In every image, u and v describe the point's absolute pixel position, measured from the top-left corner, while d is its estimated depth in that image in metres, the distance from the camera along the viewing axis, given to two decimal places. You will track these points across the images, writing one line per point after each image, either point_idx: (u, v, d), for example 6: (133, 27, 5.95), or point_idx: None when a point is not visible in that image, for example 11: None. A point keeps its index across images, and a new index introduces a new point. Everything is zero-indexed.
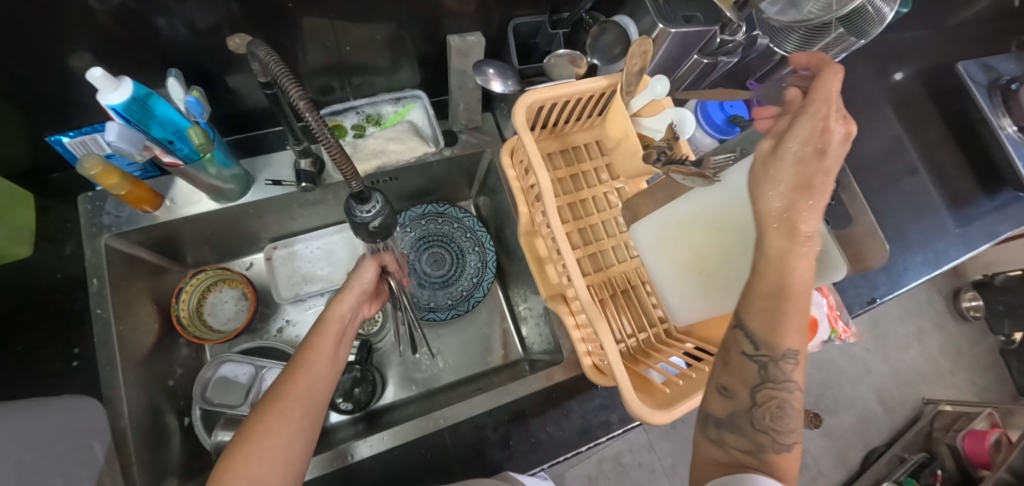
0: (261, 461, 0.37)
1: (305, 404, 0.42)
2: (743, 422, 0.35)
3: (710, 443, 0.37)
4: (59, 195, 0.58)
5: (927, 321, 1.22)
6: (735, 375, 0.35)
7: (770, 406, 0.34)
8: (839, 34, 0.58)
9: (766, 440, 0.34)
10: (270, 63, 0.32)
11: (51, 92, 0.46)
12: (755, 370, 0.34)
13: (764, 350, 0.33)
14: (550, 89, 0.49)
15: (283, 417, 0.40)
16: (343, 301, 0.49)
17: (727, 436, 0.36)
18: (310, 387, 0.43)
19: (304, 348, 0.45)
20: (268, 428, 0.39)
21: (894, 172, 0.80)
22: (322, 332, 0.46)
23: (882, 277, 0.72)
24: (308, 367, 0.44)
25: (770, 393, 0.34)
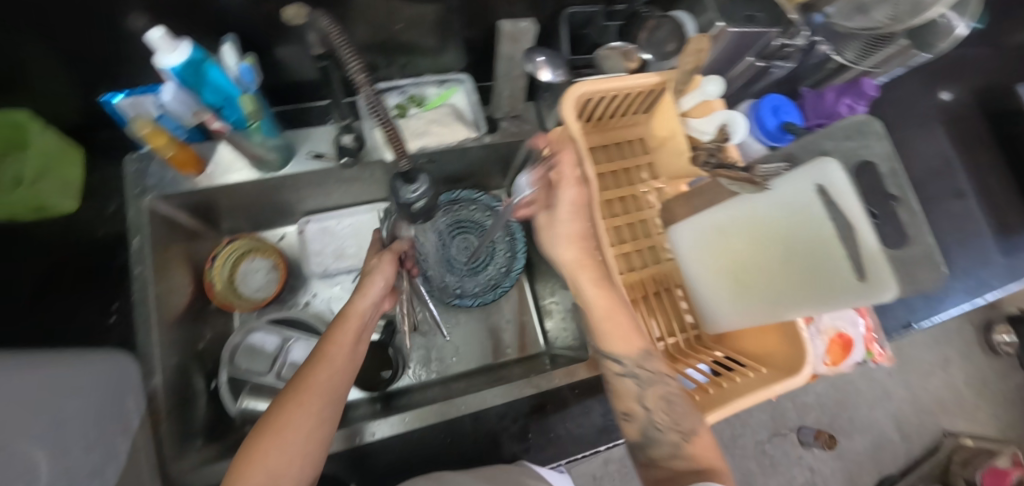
0: (280, 455, 0.38)
1: (323, 399, 0.41)
2: (653, 431, 0.46)
3: (652, 468, 0.47)
4: (105, 154, 0.59)
5: (955, 350, 1.18)
6: (623, 394, 0.48)
7: (660, 404, 0.46)
8: (903, 45, 0.55)
9: (677, 439, 0.45)
10: (334, 37, 0.35)
11: (109, 50, 0.46)
12: (632, 385, 0.47)
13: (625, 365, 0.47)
14: (601, 82, 0.48)
15: (304, 410, 0.40)
16: (366, 295, 0.48)
17: (652, 452, 0.46)
18: (330, 382, 0.43)
19: (326, 341, 0.44)
20: (288, 423, 0.39)
21: (942, 194, 0.77)
22: (345, 325, 0.46)
23: (921, 302, 0.69)
24: (330, 359, 0.44)
25: (654, 396, 0.47)
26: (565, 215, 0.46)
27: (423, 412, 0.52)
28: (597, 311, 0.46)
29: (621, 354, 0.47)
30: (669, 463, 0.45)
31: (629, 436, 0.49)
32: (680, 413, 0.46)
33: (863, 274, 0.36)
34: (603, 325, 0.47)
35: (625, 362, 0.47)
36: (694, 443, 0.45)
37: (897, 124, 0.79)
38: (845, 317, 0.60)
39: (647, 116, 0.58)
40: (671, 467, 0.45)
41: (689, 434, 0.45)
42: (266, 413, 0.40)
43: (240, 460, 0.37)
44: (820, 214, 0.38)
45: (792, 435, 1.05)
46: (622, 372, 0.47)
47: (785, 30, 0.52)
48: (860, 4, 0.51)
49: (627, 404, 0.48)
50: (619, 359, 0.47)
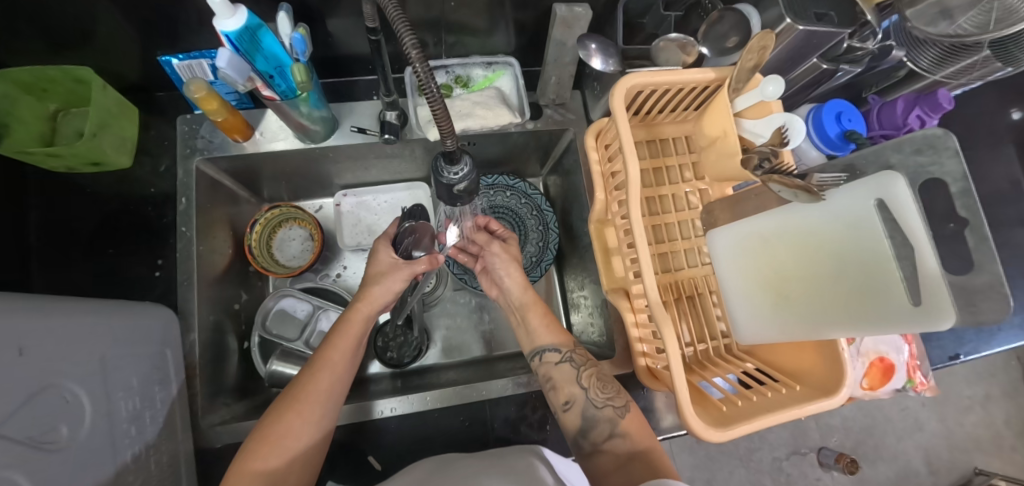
0: (279, 458, 0.41)
1: (323, 403, 0.44)
2: (592, 411, 0.48)
3: (598, 453, 0.47)
4: (159, 113, 0.61)
5: (998, 387, 1.12)
6: (564, 387, 0.50)
7: (595, 383, 0.50)
8: (984, 56, 0.51)
9: (610, 412, 0.48)
10: (387, 4, 0.30)
11: (170, 12, 0.47)
12: (570, 370, 0.51)
13: (563, 351, 0.52)
14: (655, 74, 0.46)
15: (302, 417, 0.43)
16: (369, 302, 0.50)
17: (592, 435, 0.48)
18: (330, 388, 0.45)
19: (326, 346, 0.47)
20: (288, 426, 0.42)
21: (1010, 221, 0.72)
22: (345, 331, 0.49)
23: (972, 333, 0.66)
24: (330, 365, 0.46)
25: (584, 380, 0.50)
26: (511, 256, 0.59)
27: (445, 392, 0.56)
28: (532, 312, 0.56)
29: (556, 344, 0.53)
30: (606, 444, 0.46)
31: (570, 426, 0.49)
32: (612, 391, 0.49)
33: (917, 300, 0.33)
34: (536, 321, 0.55)
35: (563, 350, 0.53)
36: (626, 420, 0.47)
37: (966, 142, 0.74)
38: (887, 343, 0.59)
39: (696, 113, 0.56)
40: (603, 452, 0.46)
41: (624, 405, 0.49)
42: (267, 416, 0.43)
43: (241, 461, 0.40)
44: (877, 237, 0.35)
45: (812, 455, 1.02)
46: (559, 359, 0.52)
47: (858, 31, 0.52)
48: (945, 8, 0.48)
49: (566, 389, 0.50)
50: (557, 348, 0.53)
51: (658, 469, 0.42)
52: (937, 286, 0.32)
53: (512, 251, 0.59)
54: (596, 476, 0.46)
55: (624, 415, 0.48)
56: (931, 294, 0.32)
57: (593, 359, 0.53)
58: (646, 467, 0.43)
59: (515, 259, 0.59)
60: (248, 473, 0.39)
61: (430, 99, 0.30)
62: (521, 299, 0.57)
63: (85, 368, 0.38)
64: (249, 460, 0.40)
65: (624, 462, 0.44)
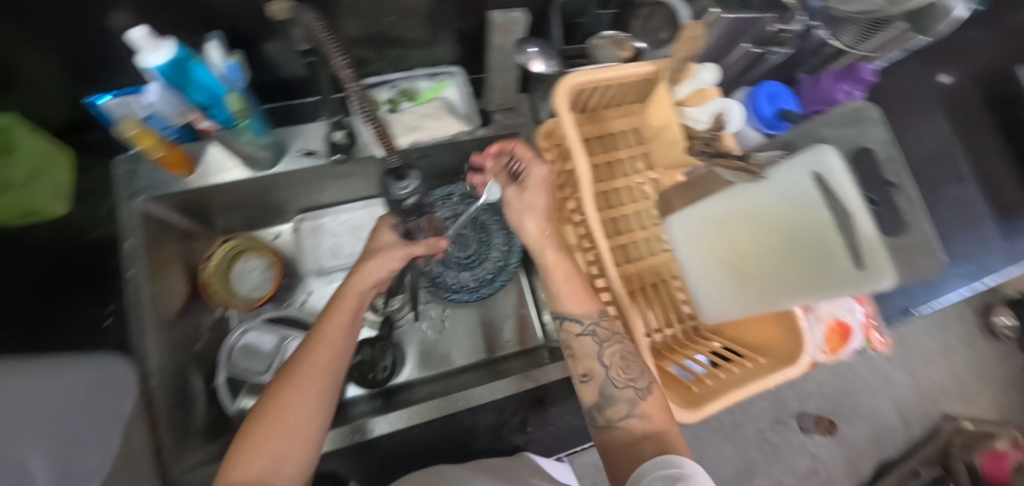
0: (280, 436, 0.38)
1: (323, 381, 0.42)
2: (611, 390, 0.44)
3: (612, 428, 0.43)
4: (95, 155, 0.58)
5: (956, 336, 1.19)
6: (584, 360, 0.46)
7: (616, 363, 0.44)
8: (902, 31, 0.53)
9: (631, 394, 0.43)
10: (316, 28, 0.30)
11: (93, 49, 0.45)
12: (591, 344, 0.45)
13: (585, 325, 0.46)
14: (594, 71, 0.47)
15: (303, 393, 0.40)
16: (365, 277, 0.47)
17: (610, 409, 0.44)
18: (328, 364, 0.43)
19: (322, 322, 0.44)
20: (287, 406, 0.39)
21: (941, 178, 0.77)
22: (340, 305, 0.46)
23: (921, 288, 0.70)
24: (328, 340, 0.44)
25: (610, 354, 0.45)
26: (542, 206, 0.49)
27: (421, 407, 0.52)
28: (556, 275, 0.48)
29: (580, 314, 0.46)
30: (625, 420, 0.43)
31: (588, 400, 0.45)
32: (635, 371, 0.44)
33: (860, 262, 0.34)
34: (557, 280, 0.48)
35: (586, 322, 0.46)
36: (649, 400, 0.43)
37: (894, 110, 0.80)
38: (841, 307, 0.61)
39: (641, 106, 0.57)
40: (620, 427, 0.43)
41: (647, 387, 0.43)
42: (264, 399, 0.41)
43: (239, 447, 0.37)
44: (818, 203, 0.37)
45: (793, 422, 1.06)
46: (580, 331, 0.46)
47: (782, 15, 0.52)
48: None
49: (586, 362, 0.45)
50: (579, 320, 0.46)
51: (667, 434, 0.41)
52: (875, 247, 0.33)
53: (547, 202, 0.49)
54: (608, 454, 0.44)
55: (649, 400, 0.43)
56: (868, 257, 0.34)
57: (619, 332, 0.46)
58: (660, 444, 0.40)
59: (542, 203, 0.49)
60: (249, 457, 0.36)
61: None
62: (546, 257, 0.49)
63: None
64: (245, 448, 0.37)
65: (637, 441, 0.41)
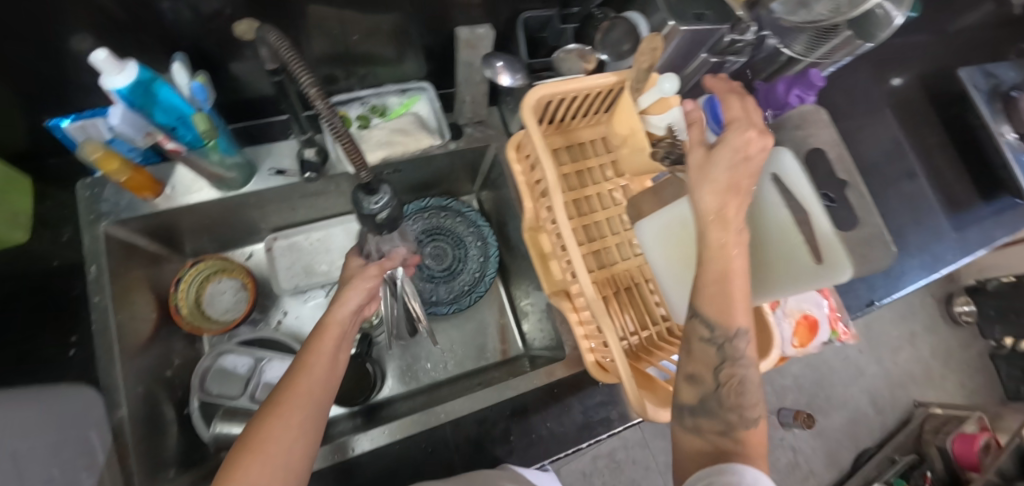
0: (261, 467, 0.34)
1: (307, 409, 0.39)
2: (713, 404, 0.36)
3: (687, 434, 0.37)
4: (55, 181, 0.56)
5: (920, 324, 1.25)
6: (699, 361, 0.37)
7: (732, 384, 0.37)
8: (847, 37, 0.57)
9: (734, 418, 0.36)
10: (281, 49, 0.31)
11: (52, 74, 0.45)
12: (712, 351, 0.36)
13: (718, 332, 0.35)
14: (560, 84, 0.48)
15: (285, 422, 0.37)
16: (346, 303, 0.46)
17: (703, 420, 0.36)
18: (312, 391, 0.40)
19: (305, 351, 0.42)
20: (268, 435, 0.36)
21: (893, 175, 0.82)
22: (322, 335, 0.44)
23: (881, 280, 0.73)
24: (312, 368, 0.41)
25: (731, 372, 0.36)
26: (725, 181, 0.32)
27: (404, 421, 0.53)
28: (711, 271, 0.34)
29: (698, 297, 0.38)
30: (718, 437, 0.36)
31: (680, 400, 0.38)
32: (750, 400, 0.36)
33: (819, 259, 0.37)
34: (708, 282, 0.34)
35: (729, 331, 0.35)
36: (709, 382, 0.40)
37: (846, 113, 0.84)
38: (806, 301, 0.63)
39: (607, 116, 0.59)
40: (702, 438, 0.36)
41: (753, 417, 0.36)
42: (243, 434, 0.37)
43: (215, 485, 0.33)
44: (776, 206, 0.40)
45: (773, 417, 1.09)
46: (710, 336, 0.35)
47: (735, 26, 0.55)
48: None
49: (697, 364, 0.36)
50: (711, 324, 0.35)
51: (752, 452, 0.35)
52: (833, 244, 0.37)
53: (736, 177, 0.32)
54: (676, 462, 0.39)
55: (748, 426, 0.36)
56: (833, 252, 0.36)
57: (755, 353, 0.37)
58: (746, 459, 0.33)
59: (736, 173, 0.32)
60: None
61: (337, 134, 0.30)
62: (707, 242, 0.34)
63: None
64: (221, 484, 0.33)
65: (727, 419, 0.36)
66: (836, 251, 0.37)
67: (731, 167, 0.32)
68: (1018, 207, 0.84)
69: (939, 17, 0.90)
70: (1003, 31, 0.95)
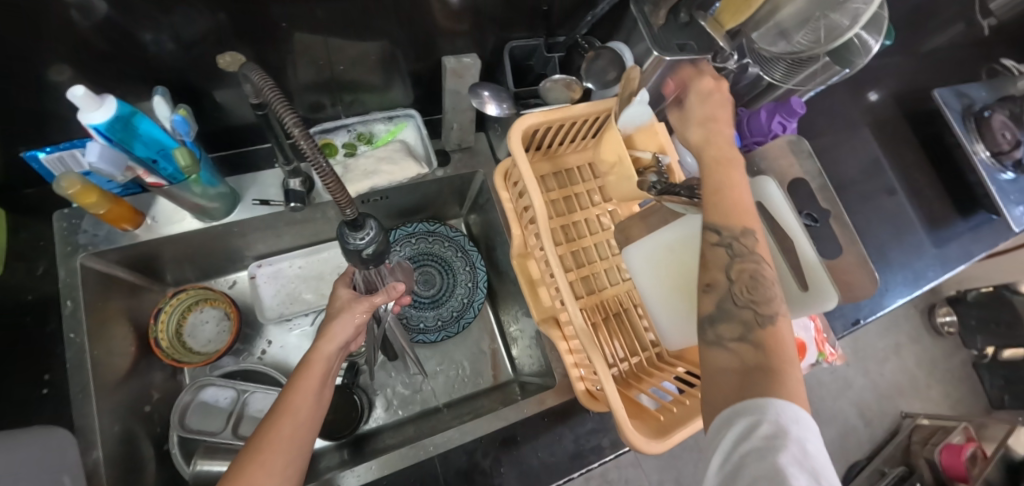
0: None
1: (289, 453, 0.38)
2: (727, 304, 0.31)
3: (709, 349, 0.31)
4: (31, 212, 0.55)
5: (905, 335, 1.27)
6: (708, 266, 0.33)
7: (743, 280, 0.32)
8: (825, 63, 0.59)
9: (752, 315, 0.30)
10: (263, 86, 0.28)
11: (28, 105, 0.44)
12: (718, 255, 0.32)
13: (726, 232, 0.32)
14: (546, 113, 0.49)
15: (266, 469, 0.36)
16: (333, 339, 0.45)
17: (722, 326, 0.30)
18: (294, 435, 0.39)
19: (289, 389, 0.41)
20: (248, 484, 0.35)
21: (874, 193, 0.84)
22: (307, 371, 0.43)
23: (865, 299, 0.75)
24: (295, 409, 0.40)
25: (743, 267, 0.31)
26: (697, 136, 0.38)
27: (389, 456, 0.51)
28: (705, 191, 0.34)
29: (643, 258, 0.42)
30: (736, 343, 0.30)
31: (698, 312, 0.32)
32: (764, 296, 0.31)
33: (805, 284, 0.39)
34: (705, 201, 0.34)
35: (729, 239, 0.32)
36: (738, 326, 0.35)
37: (825, 134, 0.87)
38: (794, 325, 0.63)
39: (594, 141, 0.60)
40: (726, 351, 0.30)
41: (772, 314, 0.30)
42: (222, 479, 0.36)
43: None
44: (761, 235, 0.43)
45: None
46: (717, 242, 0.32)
47: (717, 55, 0.56)
48: (782, 30, 0.55)
49: (708, 270, 0.32)
50: (718, 226, 0.32)
51: (778, 355, 0.28)
52: (817, 270, 0.38)
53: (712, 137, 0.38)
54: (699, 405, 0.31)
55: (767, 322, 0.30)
56: (816, 278, 0.38)
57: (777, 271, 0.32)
58: (773, 384, 0.26)
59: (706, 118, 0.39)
60: None
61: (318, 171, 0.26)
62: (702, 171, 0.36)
63: None
64: None
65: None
66: (819, 277, 0.38)
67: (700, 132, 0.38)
68: (994, 222, 0.86)
69: (912, 39, 0.93)
70: (974, 51, 0.99)
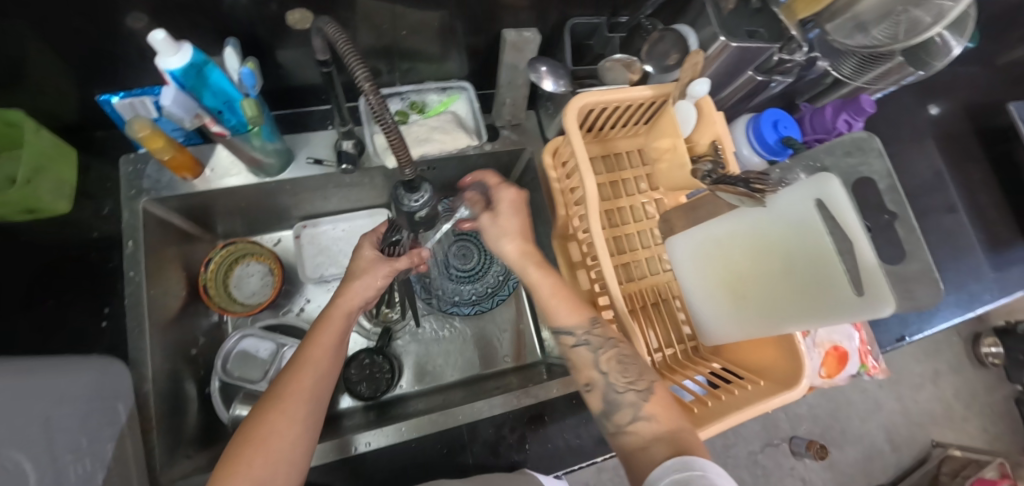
0: (264, 459, 0.35)
1: (308, 403, 0.39)
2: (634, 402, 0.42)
3: (623, 432, 0.42)
4: (101, 154, 0.58)
5: (944, 362, 1.21)
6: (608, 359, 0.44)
7: None
8: (898, 63, 0.56)
9: (632, 397, 0.42)
10: (338, 40, 0.31)
11: (109, 49, 0.45)
12: (586, 354, 0.45)
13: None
14: (604, 93, 0.48)
15: (286, 417, 0.38)
16: (351, 297, 0.46)
17: (633, 421, 0.42)
18: (314, 386, 0.41)
19: (308, 342, 0.43)
20: (272, 430, 0.37)
21: (934, 208, 0.79)
22: (326, 325, 0.44)
23: (914, 316, 0.71)
24: (314, 361, 0.42)
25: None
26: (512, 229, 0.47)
27: (419, 420, 0.52)
28: (541, 291, 0.46)
29: (572, 325, 0.45)
30: (635, 425, 0.41)
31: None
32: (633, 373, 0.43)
33: (861, 289, 0.36)
34: (562, 302, 0.46)
35: (578, 333, 0.45)
36: (651, 403, 0.41)
37: (886, 141, 0.83)
38: (839, 333, 0.61)
39: (647, 127, 0.59)
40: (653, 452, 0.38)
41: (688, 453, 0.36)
42: (248, 421, 0.38)
43: (220, 473, 0.35)
44: (820, 232, 0.38)
45: (785, 445, 1.07)
46: (574, 342, 0.45)
47: (785, 45, 0.53)
48: (860, 22, 0.52)
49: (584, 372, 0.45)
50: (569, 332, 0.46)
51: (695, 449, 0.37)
52: (875, 274, 0.35)
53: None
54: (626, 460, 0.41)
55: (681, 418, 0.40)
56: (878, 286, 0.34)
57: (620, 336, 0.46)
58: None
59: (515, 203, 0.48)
60: (232, 477, 0.34)
61: (385, 128, 0.29)
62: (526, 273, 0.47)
63: (27, 432, 0.35)
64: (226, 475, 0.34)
65: (647, 445, 0.40)
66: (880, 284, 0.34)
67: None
68: None
69: (992, 48, 0.88)
70: None
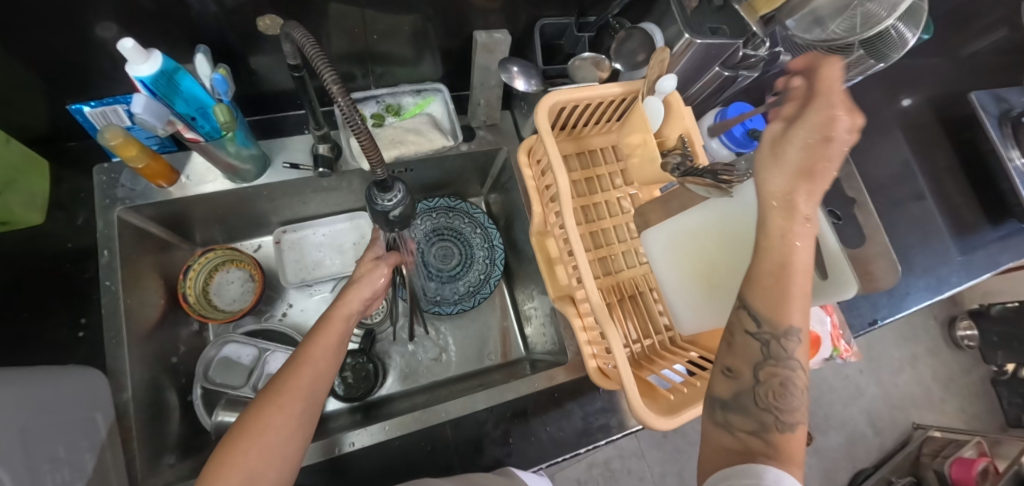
0: (259, 453, 0.34)
1: (305, 401, 0.39)
2: (749, 402, 0.31)
3: (714, 426, 0.33)
4: (74, 165, 0.57)
5: (922, 346, 1.25)
6: (739, 355, 0.33)
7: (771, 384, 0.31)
8: (859, 55, 0.58)
9: (771, 420, 0.31)
10: (306, 45, 0.32)
11: (78, 60, 0.45)
12: (757, 348, 0.31)
13: (766, 327, 0.31)
14: (573, 91, 0.49)
15: (284, 413, 0.37)
16: (350, 301, 0.47)
17: (735, 417, 0.32)
18: (312, 384, 0.40)
19: (308, 342, 0.42)
20: (269, 424, 0.36)
21: (902, 196, 0.82)
22: (325, 330, 0.44)
23: (885, 300, 0.74)
24: (313, 360, 0.41)
25: (774, 371, 0.31)
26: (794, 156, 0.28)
27: (401, 418, 0.53)
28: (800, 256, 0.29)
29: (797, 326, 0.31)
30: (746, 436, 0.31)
31: (712, 392, 0.34)
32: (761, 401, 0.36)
33: (824, 273, 0.38)
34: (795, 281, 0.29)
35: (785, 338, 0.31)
36: None
37: (854, 133, 0.85)
38: (810, 318, 0.63)
39: (619, 124, 0.60)
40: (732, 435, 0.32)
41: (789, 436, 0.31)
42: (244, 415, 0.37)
43: (211, 465, 0.34)
44: None
45: None
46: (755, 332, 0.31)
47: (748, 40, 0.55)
48: (818, 17, 0.54)
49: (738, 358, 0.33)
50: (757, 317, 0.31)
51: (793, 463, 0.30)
52: (836, 259, 0.37)
53: (812, 156, 0.28)
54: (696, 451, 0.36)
55: (786, 430, 0.31)
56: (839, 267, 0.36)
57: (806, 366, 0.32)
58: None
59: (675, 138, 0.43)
60: (225, 470, 0.33)
61: (356, 131, 0.30)
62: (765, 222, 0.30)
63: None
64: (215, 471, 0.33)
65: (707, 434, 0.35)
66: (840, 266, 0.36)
67: (804, 147, 0.28)
68: None
69: (952, 41, 0.91)
70: None
